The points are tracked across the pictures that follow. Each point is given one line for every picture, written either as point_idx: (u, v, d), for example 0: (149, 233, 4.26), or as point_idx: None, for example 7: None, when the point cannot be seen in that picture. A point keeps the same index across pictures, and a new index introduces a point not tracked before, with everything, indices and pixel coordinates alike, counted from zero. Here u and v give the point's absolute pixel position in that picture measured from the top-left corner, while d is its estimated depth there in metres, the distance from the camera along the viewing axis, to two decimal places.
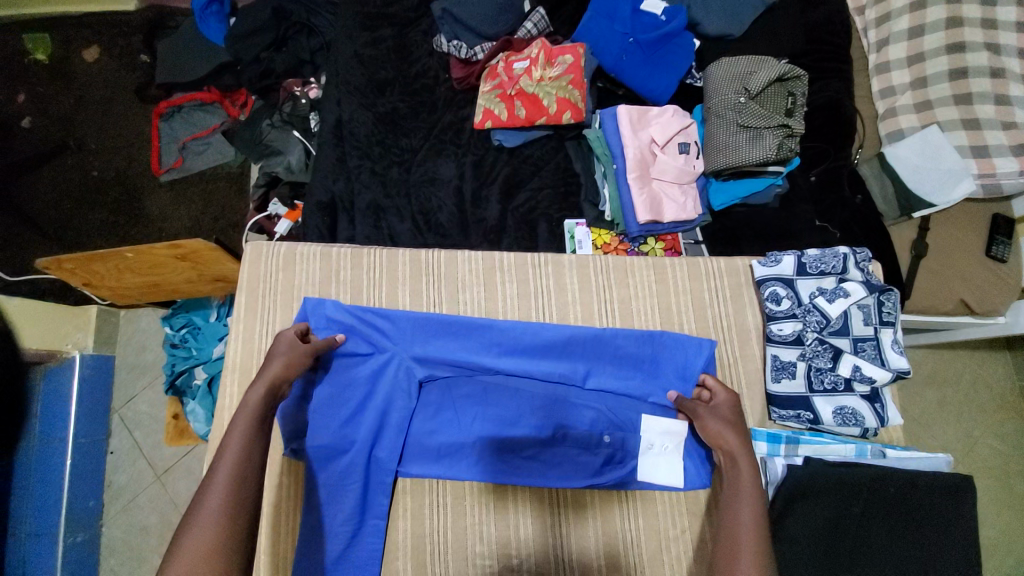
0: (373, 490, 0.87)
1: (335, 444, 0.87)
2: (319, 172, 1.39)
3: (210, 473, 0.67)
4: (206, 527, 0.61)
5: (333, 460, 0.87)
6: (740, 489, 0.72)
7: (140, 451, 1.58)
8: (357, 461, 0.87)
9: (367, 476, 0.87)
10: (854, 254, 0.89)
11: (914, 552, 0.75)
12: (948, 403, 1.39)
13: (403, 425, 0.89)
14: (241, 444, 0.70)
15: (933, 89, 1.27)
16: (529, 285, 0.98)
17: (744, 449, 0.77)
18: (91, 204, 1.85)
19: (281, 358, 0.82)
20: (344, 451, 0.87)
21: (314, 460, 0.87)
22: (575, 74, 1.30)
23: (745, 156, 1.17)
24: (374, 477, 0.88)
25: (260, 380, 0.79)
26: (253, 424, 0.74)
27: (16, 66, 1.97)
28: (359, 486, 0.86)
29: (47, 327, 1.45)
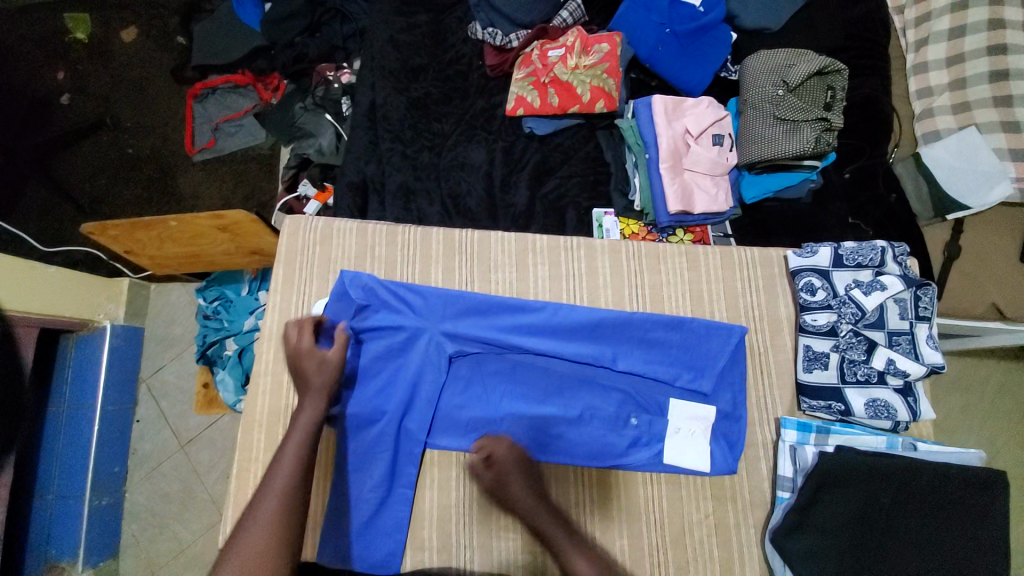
0: (400, 461, 0.89)
1: (365, 414, 0.89)
2: (352, 153, 1.41)
3: (264, 482, 0.70)
4: (261, 532, 0.64)
5: (364, 429, 0.89)
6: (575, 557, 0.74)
7: (164, 422, 1.62)
8: (386, 432, 0.88)
9: (396, 447, 0.89)
10: (891, 248, 0.88)
11: (943, 547, 0.74)
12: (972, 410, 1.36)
13: (431, 400, 0.90)
14: (297, 451, 0.75)
15: (972, 91, 1.25)
16: (561, 267, 0.99)
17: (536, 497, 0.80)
18: (124, 180, 1.89)
19: (326, 371, 0.85)
20: (373, 420, 0.89)
21: (351, 427, 0.89)
22: (611, 63, 1.30)
23: (781, 149, 1.17)
24: (401, 450, 0.89)
25: (312, 395, 0.82)
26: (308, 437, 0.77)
27: (57, 44, 2.02)
28: (388, 456, 0.88)
29: (81, 296, 1.48)
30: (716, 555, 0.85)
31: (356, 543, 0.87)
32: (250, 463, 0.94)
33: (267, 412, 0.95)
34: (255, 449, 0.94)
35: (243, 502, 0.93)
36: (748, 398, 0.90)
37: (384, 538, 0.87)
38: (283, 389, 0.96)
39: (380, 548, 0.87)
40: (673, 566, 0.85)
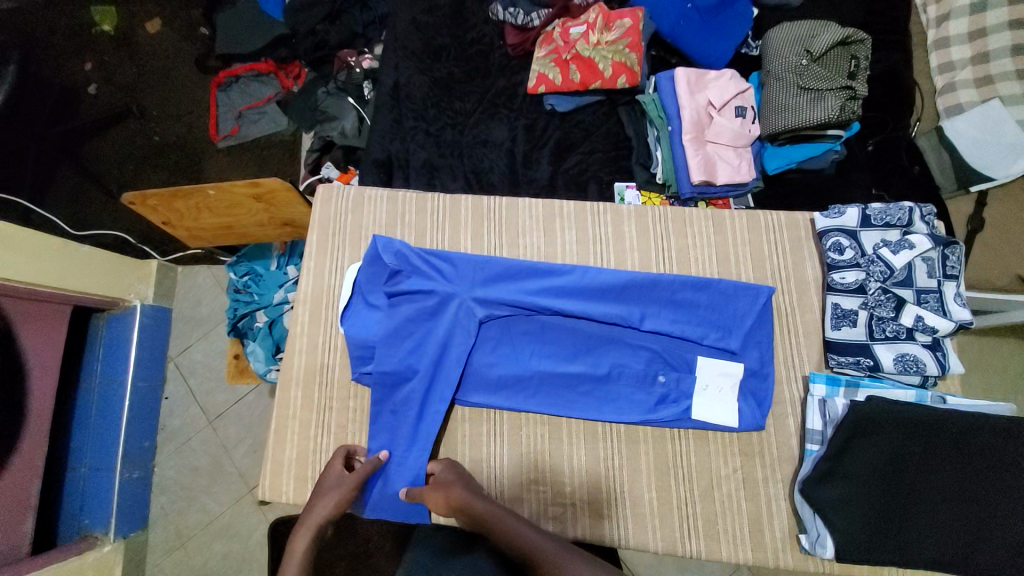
0: (427, 420, 0.91)
1: (396, 372, 0.91)
2: (377, 132, 1.43)
3: None
4: None
5: (397, 386, 0.92)
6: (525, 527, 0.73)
7: (192, 398, 1.67)
8: (417, 390, 0.90)
9: (425, 406, 0.91)
10: (919, 207, 0.89)
11: (977, 497, 0.75)
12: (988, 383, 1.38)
13: (460, 361, 0.91)
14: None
15: (995, 65, 1.21)
16: (588, 232, 1.01)
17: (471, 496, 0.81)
18: (153, 166, 1.95)
19: (328, 494, 0.85)
20: (405, 380, 0.92)
21: (386, 385, 0.92)
22: (634, 37, 1.30)
23: (804, 117, 1.18)
24: (430, 409, 0.91)
25: (309, 520, 0.81)
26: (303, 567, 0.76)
27: (85, 36, 2.08)
28: (418, 412, 0.90)
29: (116, 276, 1.52)
30: (744, 509, 0.86)
31: (388, 496, 0.90)
32: (287, 420, 0.97)
33: (302, 371, 0.99)
34: (292, 405, 0.98)
35: (279, 457, 0.96)
36: (776, 357, 0.91)
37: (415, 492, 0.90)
38: (319, 348, 1.00)
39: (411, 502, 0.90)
40: (701, 517, 0.87)
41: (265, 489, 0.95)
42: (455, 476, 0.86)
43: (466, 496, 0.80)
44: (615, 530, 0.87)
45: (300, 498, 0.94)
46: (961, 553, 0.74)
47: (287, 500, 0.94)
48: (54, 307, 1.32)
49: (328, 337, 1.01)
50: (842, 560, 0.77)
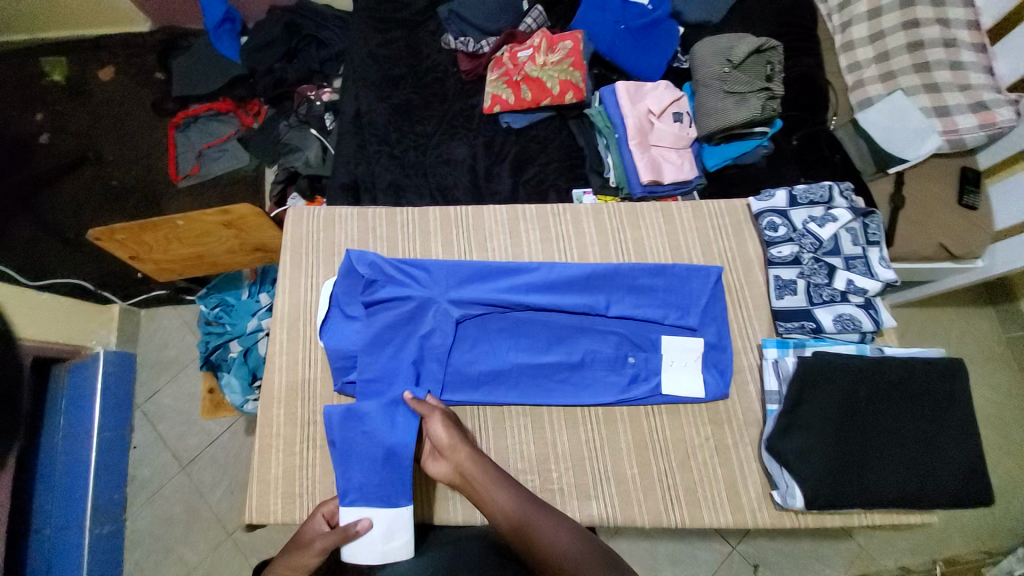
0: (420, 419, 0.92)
1: (378, 374, 0.94)
2: (342, 158, 1.49)
3: None
4: None
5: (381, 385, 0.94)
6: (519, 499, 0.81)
7: (162, 445, 1.60)
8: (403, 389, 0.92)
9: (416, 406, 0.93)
10: (838, 185, 1.00)
11: (917, 431, 0.84)
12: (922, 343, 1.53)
13: (441, 358, 0.95)
14: None
15: (895, 61, 1.40)
16: (551, 231, 1.08)
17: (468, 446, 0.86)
18: (110, 211, 1.91)
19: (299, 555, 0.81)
20: (391, 381, 0.94)
21: (367, 392, 0.93)
22: (575, 57, 1.43)
23: (733, 117, 1.31)
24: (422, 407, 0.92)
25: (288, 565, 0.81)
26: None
27: (34, 87, 2.07)
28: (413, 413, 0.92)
29: (76, 323, 1.49)
30: (718, 475, 0.92)
31: (382, 414, 0.91)
32: (270, 439, 0.99)
33: (284, 389, 1.01)
34: (274, 424, 0.99)
35: (265, 476, 0.97)
36: (731, 330, 1.00)
37: (405, 417, 0.91)
38: (300, 364, 1.02)
39: (402, 432, 0.90)
40: (682, 487, 0.92)
41: (253, 511, 0.95)
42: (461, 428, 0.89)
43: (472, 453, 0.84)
44: (603, 508, 0.91)
45: (289, 516, 0.95)
46: (913, 487, 0.82)
47: (276, 520, 0.95)
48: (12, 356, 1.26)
49: (308, 353, 1.03)
50: (813, 506, 0.83)
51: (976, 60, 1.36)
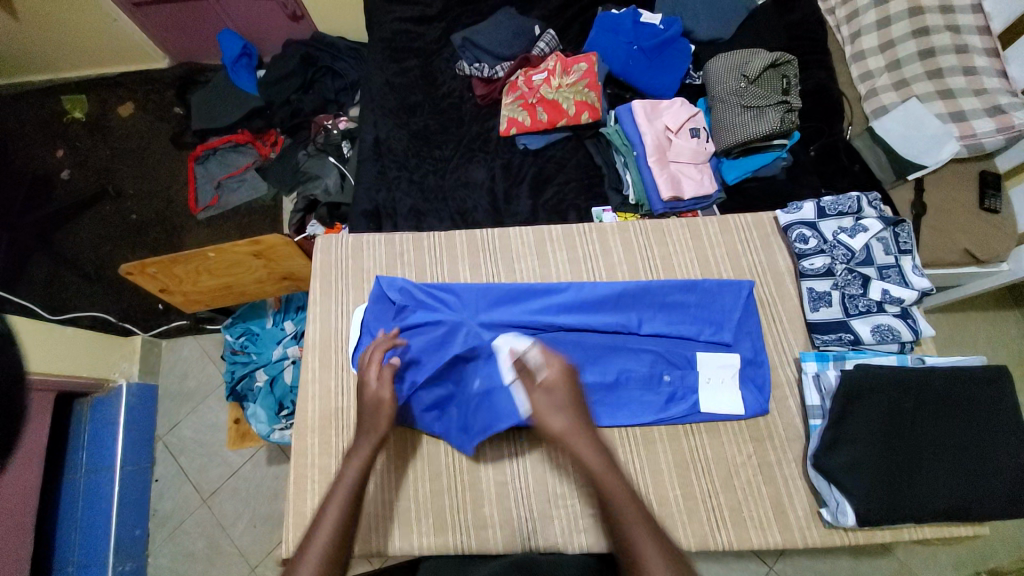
0: (499, 419, 0.89)
1: (474, 358, 0.94)
2: (363, 185, 1.51)
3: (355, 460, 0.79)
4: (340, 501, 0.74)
5: (463, 365, 0.95)
6: (590, 466, 0.71)
7: (185, 477, 1.60)
8: (495, 376, 0.91)
9: (491, 403, 0.90)
10: (866, 195, 0.99)
11: (969, 438, 0.80)
12: (951, 350, 1.51)
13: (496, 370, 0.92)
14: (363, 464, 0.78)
15: (907, 69, 1.41)
16: (577, 251, 1.08)
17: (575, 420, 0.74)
18: (131, 243, 1.95)
19: (382, 410, 0.82)
20: (492, 362, 0.93)
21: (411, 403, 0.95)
22: (590, 79, 1.45)
23: (751, 131, 1.32)
24: (507, 399, 0.88)
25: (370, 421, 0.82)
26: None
27: (56, 125, 2.14)
28: (498, 411, 0.89)
29: (101, 356, 1.50)
30: (765, 495, 0.90)
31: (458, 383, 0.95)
32: (307, 468, 0.97)
33: (319, 417, 1.01)
34: (310, 452, 0.98)
35: (301, 507, 0.95)
36: (766, 345, 0.98)
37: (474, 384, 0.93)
38: (332, 392, 1.02)
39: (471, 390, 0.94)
40: (726, 507, 0.89)
41: (290, 543, 0.94)
42: (568, 389, 0.75)
43: (570, 419, 0.73)
44: None
45: None
46: (969, 497, 0.78)
47: None
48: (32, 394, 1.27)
49: (340, 381, 1.03)
50: (865, 523, 0.80)
51: (989, 65, 1.38)
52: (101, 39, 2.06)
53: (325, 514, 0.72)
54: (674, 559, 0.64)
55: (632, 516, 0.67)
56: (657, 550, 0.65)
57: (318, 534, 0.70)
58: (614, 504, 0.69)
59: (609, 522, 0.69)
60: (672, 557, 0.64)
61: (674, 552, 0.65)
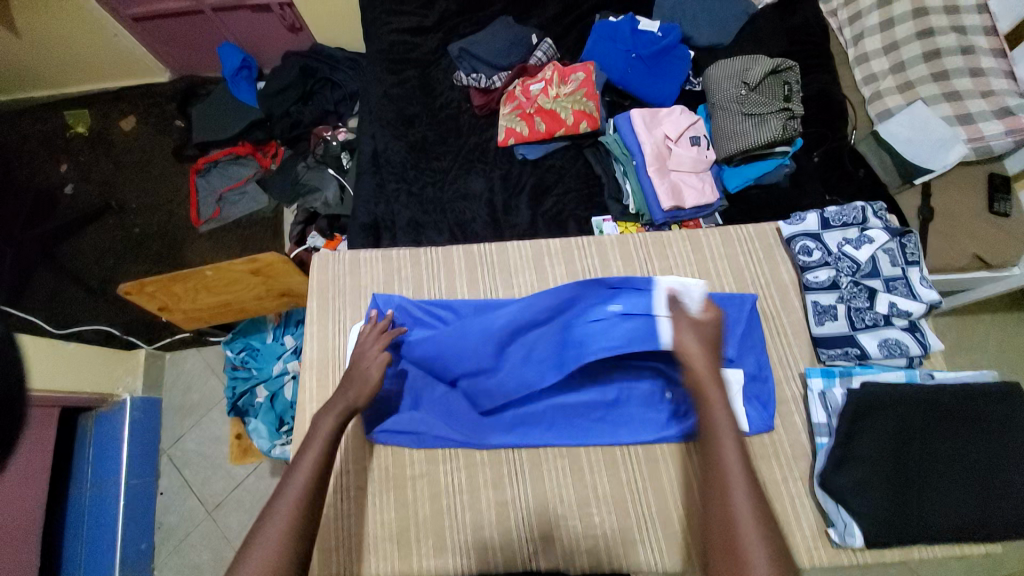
0: (622, 347, 0.88)
1: (621, 286, 0.95)
2: (362, 198, 1.51)
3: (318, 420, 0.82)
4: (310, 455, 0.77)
5: (601, 290, 0.96)
6: (713, 406, 0.70)
7: (189, 491, 1.59)
8: (638, 305, 0.93)
9: (611, 332, 0.90)
10: (871, 205, 0.98)
11: (983, 458, 0.77)
12: (960, 356, 1.48)
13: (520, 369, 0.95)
14: (328, 428, 0.80)
15: (912, 71, 1.39)
16: (576, 265, 1.07)
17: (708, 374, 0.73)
18: (134, 257, 1.96)
19: (359, 385, 0.87)
20: (640, 295, 0.94)
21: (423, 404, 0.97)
22: (588, 88, 1.44)
23: (752, 140, 1.31)
24: (645, 328, 0.90)
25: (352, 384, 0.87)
26: (285, 550, 0.65)
27: (60, 140, 2.15)
28: (621, 340, 0.89)
29: (103, 371, 1.50)
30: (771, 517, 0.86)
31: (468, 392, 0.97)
32: None
33: None
34: None
35: None
36: (771, 359, 0.96)
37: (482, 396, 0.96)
38: None
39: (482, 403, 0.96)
40: None
41: None
42: (711, 331, 0.77)
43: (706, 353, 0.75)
44: (650, 554, 0.86)
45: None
46: (986, 522, 0.75)
47: None
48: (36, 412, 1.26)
49: None
50: (874, 545, 0.77)
51: (996, 66, 1.35)
52: (102, 55, 2.08)
53: (290, 484, 0.72)
54: (761, 505, 0.63)
55: (731, 456, 0.66)
56: (744, 492, 0.63)
57: (282, 503, 0.70)
58: (715, 445, 0.68)
59: (708, 459, 0.68)
60: (760, 504, 0.62)
61: (763, 498, 0.63)
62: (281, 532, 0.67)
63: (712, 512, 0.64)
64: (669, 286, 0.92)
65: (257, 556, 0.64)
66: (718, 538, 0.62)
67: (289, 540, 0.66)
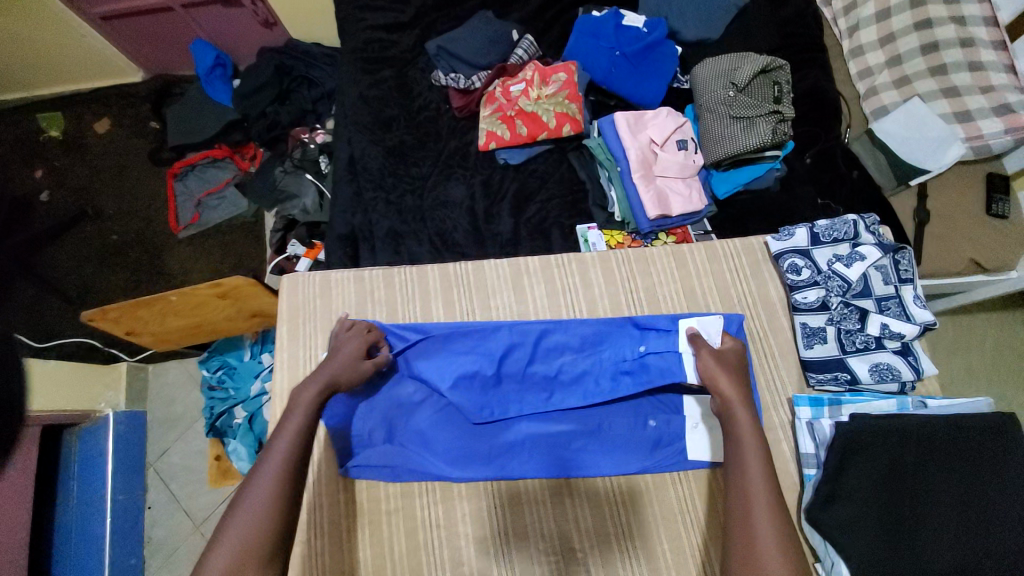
0: (652, 383, 0.91)
1: (647, 325, 0.95)
2: (338, 207, 1.45)
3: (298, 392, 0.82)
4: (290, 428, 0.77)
5: (628, 328, 0.96)
6: (742, 436, 0.76)
7: (176, 505, 1.56)
8: (665, 345, 0.93)
9: (641, 371, 0.93)
10: (862, 219, 0.93)
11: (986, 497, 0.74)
12: (955, 357, 1.45)
13: (514, 401, 0.95)
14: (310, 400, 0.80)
15: (908, 65, 1.33)
16: (556, 284, 1.03)
17: (735, 395, 0.81)
18: (113, 266, 1.90)
19: (336, 363, 0.87)
20: (665, 333, 0.94)
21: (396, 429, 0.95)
22: (570, 89, 1.38)
23: (742, 144, 1.25)
24: (672, 367, 0.91)
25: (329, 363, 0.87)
26: (271, 514, 0.68)
27: (33, 144, 2.06)
28: (652, 377, 0.92)
29: (81, 387, 1.45)
30: None
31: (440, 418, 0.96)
32: None
33: None
34: None
35: None
36: (758, 383, 0.92)
37: (456, 425, 0.95)
38: None
39: (457, 433, 0.94)
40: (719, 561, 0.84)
41: None
42: (736, 366, 0.86)
43: (739, 389, 0.82)
44: None
45: None
46: (988, 569, 0.71)
47: None
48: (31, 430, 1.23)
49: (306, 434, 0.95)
50: None
51: (996, 59, 1.28)
52: (70, 57, 1.97)
53: (268, 461, 0.73)
54: (782, 523, 0.67)
55: (757, 478, 0.71)
56: (767, 512, 0.68)
57: (261, 478, 0.71)
58: (741, 470, 0.73)
59: (733, 474, 0.75)
60: (784, 528, 0.67)
61: (785, 520, 0.68)
62: (264, 506, 0.68)
63: (735, 531, 0.69)
64: (689, 326, 0.92)
65: (241, 527, 0.67)
66: (738, 547, 0.67)
67: (272, 513, 0.68)
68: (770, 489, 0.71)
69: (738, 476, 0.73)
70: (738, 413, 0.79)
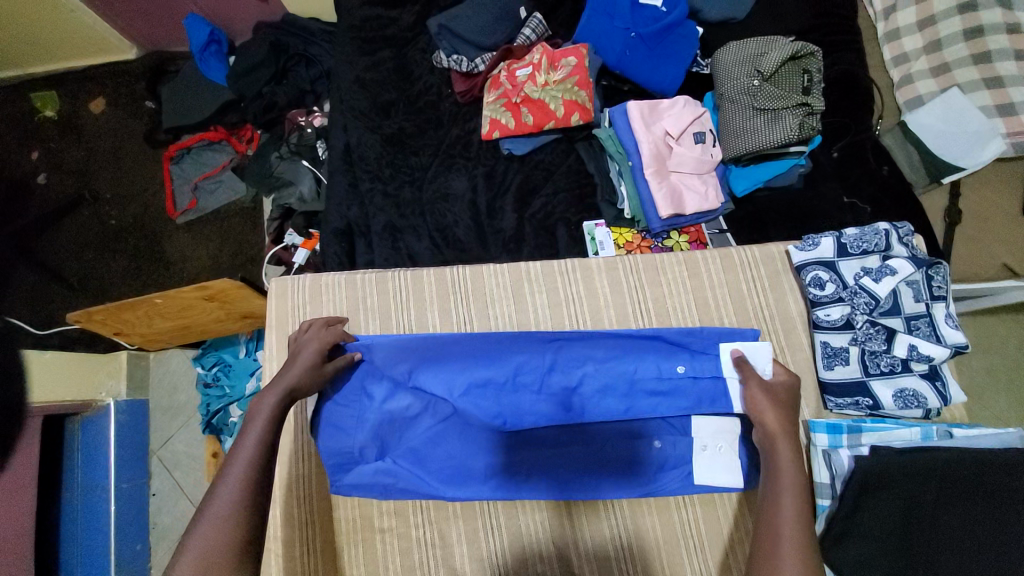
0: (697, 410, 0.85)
1: (680, 343, 0.88)
2: (334, 200, 1.38)
3: (259, 398, 0.73)
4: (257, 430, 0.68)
5: (661, 346, 0.88)
6: (780, 479, 0.70)
7: (181, 492, 1.49)
8: (707, 368, 0.85)
9: (677, 392, 0.85)
10: (896, 229, 0.86)
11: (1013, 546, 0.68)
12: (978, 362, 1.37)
13: (528, 411, 0.86)
14: (272, 403, 0.71)
15: (948, 51, 1.21)
16: (559, 294, 0.98)
17: (783, 434, 0.75)
18: (111, 252, 1.84)
19: (297, 367, 0.79)
20: (705, 353, 0.86)
21: (382, 446, 0.85)
22: (580, 75, 1.28)
23: (765, 138, 1.15)
24: (718, 395, 0.84)
25: (296, 365, 0.80)
26: (227, 527, 0.58)
27: (27, 125, 1.98)
28: (692, 405, 0.84)
29: (82, 377, 1.35)
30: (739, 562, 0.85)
31: (438, 433, 0.86)
32: (268, 542, 0.88)
33: (280, 485, 0.90)
34: (272, 524, 0.89)
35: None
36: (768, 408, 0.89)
37: (457, 440, 0.87)
38: (301, 456, 0.91)
39: (456, 449, 0.86)
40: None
41: None
42: (787, 402, 0.79)
43: (784, 424, 0.76)
44: None
45: None
46: None
47: None
48: (33, 422, 1.14)
49: (302, 444, 0.92)
50: None
51: None
52: (62, 34, 1.87)
53: (232, 465, 0.63)
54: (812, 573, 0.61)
55: (788, 517, 0.65)
56: (798, 564, 0.61)
57: (227, 477, 0.62)
58: (772, 505, 0.68)
59: (763, 508, 0.69)
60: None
61: (816, 567, 0.61)
62: (235, 503, 0.60)
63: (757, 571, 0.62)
64: (734, 348, 0.85)
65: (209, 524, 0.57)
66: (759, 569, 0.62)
67: (241, 513, 0.59)
68: (807, 531, 0.64)
69: (773, 510, 0.67)
70: (782, 452, 0.73)
